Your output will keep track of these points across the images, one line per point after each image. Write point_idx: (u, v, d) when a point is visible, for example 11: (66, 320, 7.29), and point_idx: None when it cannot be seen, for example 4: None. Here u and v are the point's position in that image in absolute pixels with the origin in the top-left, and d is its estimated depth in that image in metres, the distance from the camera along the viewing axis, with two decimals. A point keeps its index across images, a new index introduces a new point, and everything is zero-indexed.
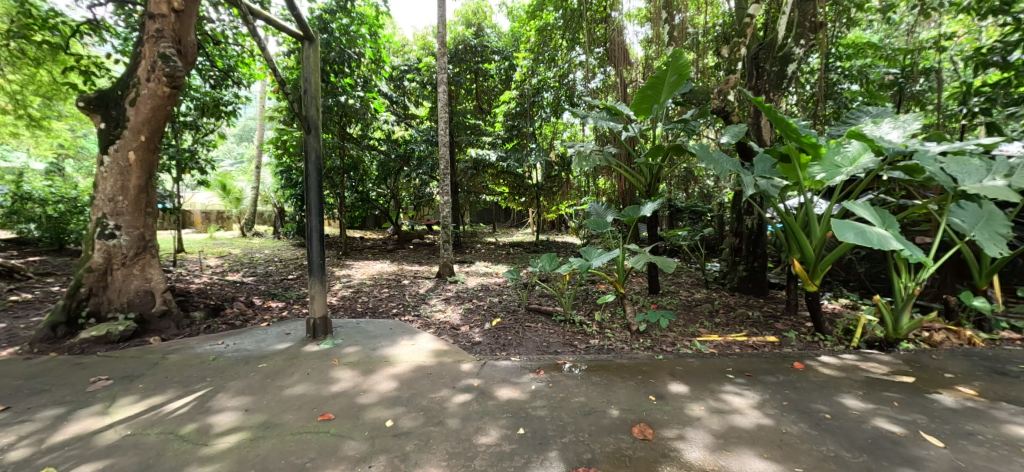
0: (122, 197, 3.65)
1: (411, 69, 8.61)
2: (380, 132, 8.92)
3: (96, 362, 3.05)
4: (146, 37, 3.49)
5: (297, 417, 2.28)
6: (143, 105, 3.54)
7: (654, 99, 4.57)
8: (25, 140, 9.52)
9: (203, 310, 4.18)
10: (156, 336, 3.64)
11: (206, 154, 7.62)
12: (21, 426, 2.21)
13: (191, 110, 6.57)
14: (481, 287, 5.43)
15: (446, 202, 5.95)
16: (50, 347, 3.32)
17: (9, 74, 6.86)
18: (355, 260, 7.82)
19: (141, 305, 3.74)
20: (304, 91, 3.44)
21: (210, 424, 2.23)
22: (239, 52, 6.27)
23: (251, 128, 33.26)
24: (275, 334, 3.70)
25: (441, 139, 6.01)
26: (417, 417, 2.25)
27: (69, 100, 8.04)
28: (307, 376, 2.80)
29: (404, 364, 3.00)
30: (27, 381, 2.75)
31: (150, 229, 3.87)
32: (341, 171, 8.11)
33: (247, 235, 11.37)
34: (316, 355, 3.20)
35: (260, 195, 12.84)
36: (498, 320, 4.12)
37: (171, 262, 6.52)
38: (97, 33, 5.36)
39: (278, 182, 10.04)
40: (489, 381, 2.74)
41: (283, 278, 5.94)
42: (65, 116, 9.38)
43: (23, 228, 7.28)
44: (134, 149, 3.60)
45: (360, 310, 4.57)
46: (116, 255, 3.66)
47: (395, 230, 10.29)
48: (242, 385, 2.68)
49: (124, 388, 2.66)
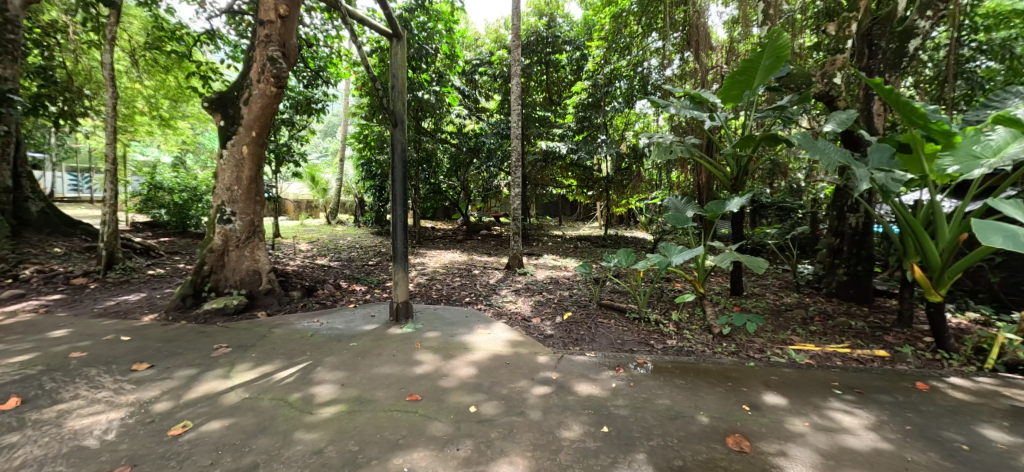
0: (237, 187, 4.11)
1: (483, 63, 8.80)
2: (452, 126, 9.24)
3: (217, 331, 3.49)
4: (257, 41, 3.89)
5: (387, 395, 2.43)
6: (255, 103, 3.93)
7: (746, 85, 4.21)
8: (158, 137, 11.13)
9: (300, 290, 4.59)
10: (262, 310, 4.07)
11: (300, 148, 8.34)
12: (163, 382, 2.59)
13: (288, 108, 7.23)
14: (550, 280, 5.41)
15: (516, 194, 6.00)
16: (181, 315, 3.84)
17: (146, 80, 8.06)
18: (428, 249, 8.20)
19: (250, 283, 4.20)
20: (392, 86, 3.64)
21: (312, 394, 2.45)
22: (330, 53, 6.80)
23: (335, 124, 36.44)
24: (362, 315, 3.99)
25: (514, 132, 6.03)
26: (499, 405, 2.29)
27: (191, 102, 9.23)
28: (394, 357, 2.98)
29: (481, 352, 3.08)
30: (165, 344, 3.20)
31: (259, 215, 4.32)
32: (416, 163, 8.51)
33: (332, 224, 12.42)
34: (400, 337, 3.39)
35: (343, 186, 13.91)
36: (570, 314, 4.09)
37: (271, 245, 7.27)
38: (214, 42, 6.06)
39: (359, 175, 10.76)
40: (567, 375, 2.71)
41: (364, 264, 6.39)
42: (189, 117, 10.82)
43: (155, 213, 8.58)
44: (247, 144, 4.02)
45: (436, 296, 4.76)
46: (232, 238, 4.15)
47: (464, 221, 10.60)
48: (337, 361, 2.91)
49: (240, 356, 3.00)
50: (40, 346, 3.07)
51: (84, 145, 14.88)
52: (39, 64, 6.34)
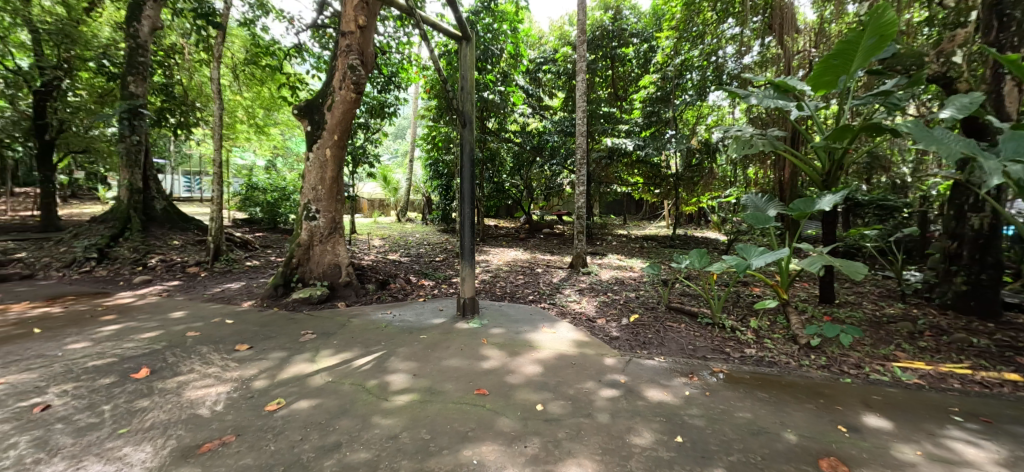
0: (321, 187, 4.48)
1: (547, 61, 8.70)
2: (516, 125, 9.35)
3: (303, 318, 3.83)
4: (340, 51, 4.20)
5: (456, 387, 2.51)
6: (337, 109, 4.25)
7: (842, 69, 3.76)
8: (255, 143, 12.48)
9: (375, 283, 4.90)
10: (342, 301, 4.40)
11: (374, 150, 8.90)
12: (261, 362, 2.89)
13: (364, 113, 7.76)
14: (615, 281, 5.27)
15: (581, 192, 5.91)
16: (274, 302, 4.27)
17: (245, 92, 9.08)
18: (492, 246, 8.38)
19: (331, 275, 4.56)
20: (461, 87, 3.75)
21: (387, 382, 2.60)
22: (401, 59, 7.18)
23: (405, 127, 38.44)
24: (431, 309, 4.17)
25: (579, 129, 5.94)
26: (566, 405, 2.27)
27: (281, 111, 10.24)
28: (461, 351, 3.07)
29: (547, 351, 3.08)
30: (261, 328, 3.58)
31: (339, 213, 4.67)
32: (481, 162, 8.73)
33: (402, 221, 13.11)
34: (467, 332, 3.49)
35: (412, 185, 14.61)
36: (637, 316, 3.95)
37: (349, 241, 7.86)
38: (301, 55, 6.64)
39: (427, 175, 11.23)
40: (636, 379, 2.62)
41: (432, 260, 6.67)
42: (280, 125, 12.01)
43: (252, 211, 9.62)
44: (329, 147, 4.36)
45: (500, 293, 4.84)
46: (316, 234, 4.53)
47: (526, 220, 10.67)
48: (408, 352, 3.06)
49: (324, 342, 3.27)
50: (164, 325, 3.57)
51: (196, 151, 17.09)
52: (163, 82, 7.38)
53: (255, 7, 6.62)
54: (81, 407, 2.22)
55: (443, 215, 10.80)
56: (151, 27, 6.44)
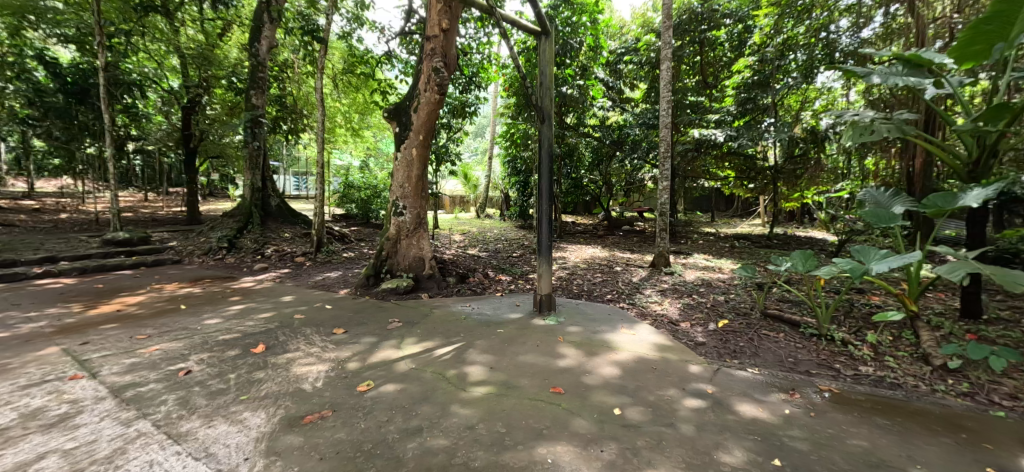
0: (407, 184, 4.76)
1: (628, 50, 8.18)
2: (595, 119, 9.14)
3: (391, 307, 4.12)
4: (425, 55, 4.42)
5: (531, 383, 2.51)
6: (422, 110, 4.47)
7: (1001, 32, 2.99)
8: (352, 145, 13.72)
9: (455, 277, 5.10)
10: (425, 292, 4.65)
11: (456, 148, 9.28)
12: (354, 346, 3.16)
13: (447, 113, 8.13)
14: (702, 282, 4.90)
15: (665, 187, 5.58)
16: (366, 291, 4.66)
17: (344, 99, 10.02)
18: (568, 243, 8.30)
19: (416, 268, 4.84)
20: (540, 83, 3.74)
21: (466, 373, 2.69)
22: (481, 58, 7.40)
23: (484, 125, 39.59)
24: (508, 304, 4.24)
25: (663, 121, 5.60)
26: (646, 412, 2.15)
27: (374, 115, 11.12)
28: (537, 347, 3.08)
29: (626, 353, 2.96)
30: (355, 314, 3.92)
31: (424, 209, 4.94)
32: (558, 158, 8.67)
33: (481, 217, 13.54)
34: (543, 329, 3.49)
35: (491, 182, 15.00)
36: (727, 322, 3.63)
37: (432, 235, 8.30)
38: (391, 62, 7.13)
39: (504, 172, 11.46)
40: (726, 391, 2.41)
41: (510, 255, 6.78)
42: (373, 128, 13.05)
43: (349, 207, 10.60)
44: (416, 147, 4.62)
45: (576, 291, 4.77)
46: (403, 229, 4.84)
47: (604, 216, 10.39)
48: (486, 345, 3.14)
49: (409, 330, 3.48)
50: (277, 307, 4.07)
51: (304, 154, 19.27)
52: (278, 94, 8.41)
53: (351, 21, 7.24)
54: (214, 374, 2.61)
55: (521, 212, 10.93)
56: (268, 45, 7.33)
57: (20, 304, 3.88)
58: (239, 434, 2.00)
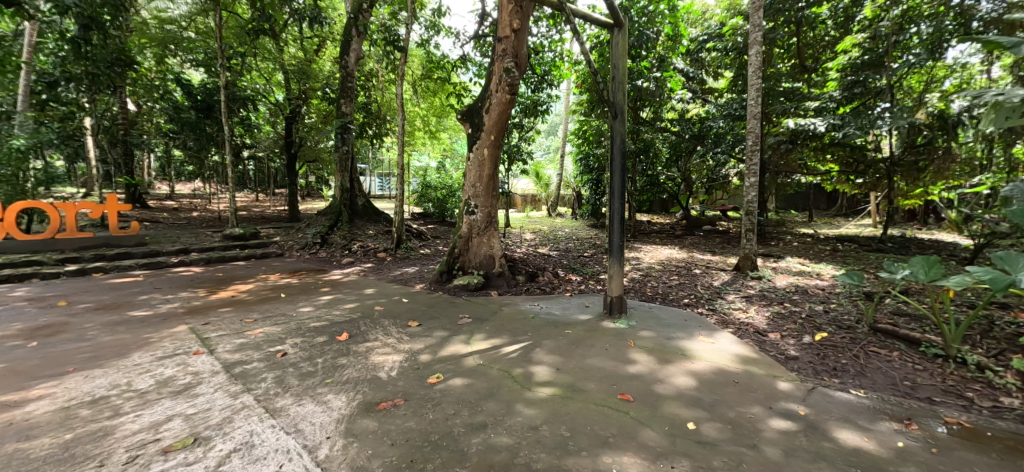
0: (479, 184, 4.88)
1: (712, 37, 7.42)
2: (673, 112, 8.62)
3: (462, 303, 4.26)
4: (497, 57, 4.50)
5: (598, 388, 2.43)
6: (494, 111, 4.55)
7: None
8: (430, 146, 14.46)
9: (524, 275, 5.13)
10: (495, 290, 4.74)
11: (527, 148, 9.33)
12: (427, 338, 3.31)
13: (519, 113, 8.22)
14: (796, 289, 4.39)
15: (752, 184, 5.09)
16: (440, 286, 4.87)
17: (423, 103, 10.60)
18: (643, 243, 7.95)
19: (487, 266, 4.95)
20: (612, 77, 3.61)
21: (531, 372, 2.68)
22: (553, 56, 7.36)
23: (557, 123, 39.39)
24: (577, 305, 4.16)
25: (751, 111, 5.09)
26: (724, 429, 1.97)
27: (450, 117, 11.60)
28: (606, 351, 2.97)
29: (703, 363, 2.74)
30: (428, 309, 4.11)
31: (495, 208, 5.04)
32: (633, 154, 8.33)
33: (553, 216, 13.50)
34: (612, 332, 3.37)
35: (563, 180, 14.86)
36: (825, 334, 3.21)
37: (504, 234, 8.45)
38: (466, 65, 7.36)
39: (576, 170, 11.27)
40: (822, 414, 2.12)
41: (580, 255, 6.67)
42: (449, 130, 13.62)
43: (427, 206, 11.19)
44: (487, 147, 4.72)
45: (650, 294, 4.55)
46: (475, 227, 4.98)
47: (683, 215, 9.78)
48: (553, 345, 3.11)
49: (478, 327, 3.57)
50: (361, 299, 4.41)
51: (387, 156, 20.73)
52: (365, 101, 9.12)
53: (429, 29, 7.62)
54: (306, 357, 2.90)
55: (593, 210, 10.71)
56: (356, 57, 7.94)
57: (162, 288, 4.65)
58: (324, 413, 2.19)
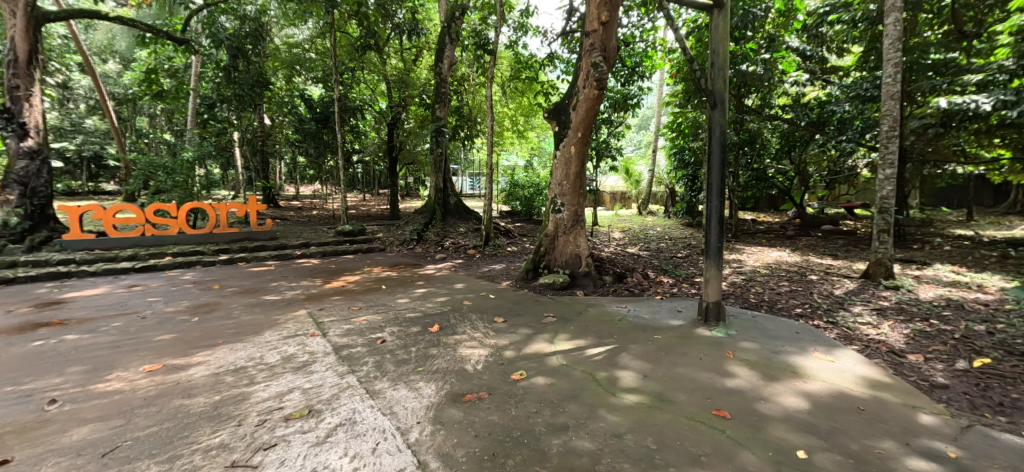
0: (566, 182, 4.84)
1: (836, 7, 6.40)
2: (786, 97, 7.64)
3: (547, 302, 4.26)
4: (584, 52, 4.41)
5: (690, 400, 2.24)
6: (581, 108, 4.47)
7: None
8: (518, 145, 14.74)
9: (611, 275, 4.96)
10: (581, 289, 4.66)
11: (616, 144, 9.01)
12: (511, 335, 3.37)
13: (608, 108, 7.96)
14: (951, 303, 3.61)
15: (889, 176, 4.28)
16: (526, 284, 4.93)
17: (512, 103, 10.84)
18: (747, 244, 7.20)
19: (573, 265, 4.88)
20: (711, 64, 3.31)
21: (616, 377, 2.58)
22: (645, 46, 7.00)
23: (649, 116, 37.44)
24: (668, 309, 3.90)
25: (888, 90, 4.28)
26: (845, 463, 1.68)
27: (538, 116, 11.69)
28: (700, 361, 2.74)
29: (819, 383, 2.38)
30: (513, 305, 4.18)
31: (582, 206, 4.95)
32: (736, 147, 7.57)
33: (643, 213, 12.88)
34: (708, 341, 3.09)
35: (655, 177, 14.09)
36: (992, 360, 2.58)
37: (591, 232, 8.28)
38: (553, 63, 7.34)
39: (670, 166, 10.60)
40: (986, 459, 1.70)
41: (673, 256, 6.26)
42: (537, 129, 13.73)
43: (514, 204, 11.43)
44: (574, 144, 4.65)
45: (754, 301, 4.09)
46: (561, 225, 4.94)
47: (798, 213, 8.64)
48: (641, 351, 2.95)
49: (562, 326, 3.53)
50: (451, 293, 4.66)
51: (478, 156, 21.60)
52: (457, 105, 9.63)
53: (517, 30, 7.74)
54: (401, 345, 3.15)
55: (688, 208, 9.99)
56: (449, 63, 8.32)
57: (289, 277, 5.41)
58: (415, 399, 2.34)
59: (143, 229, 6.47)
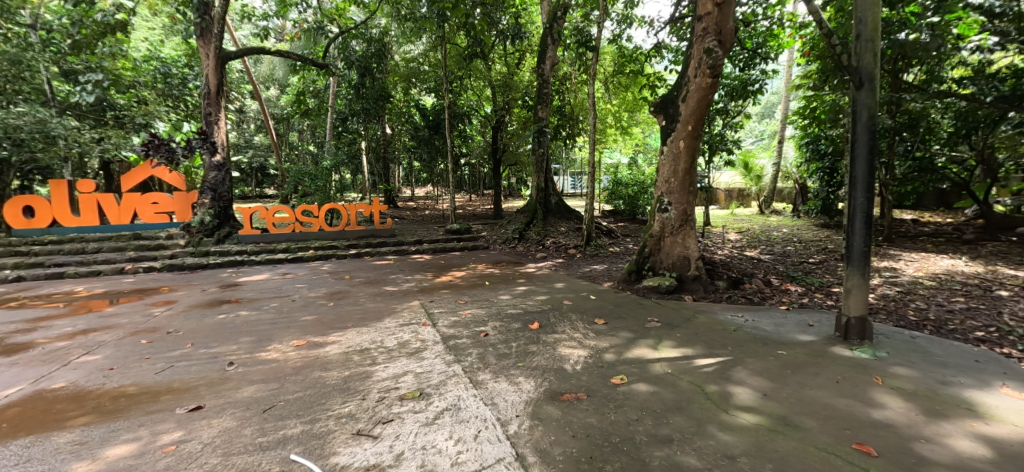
0: (674, 179, 4.53)
1: None
2: (967, 67, 6.14)
3: (651, 306, 4.04)
4: (695, 39, 4.11)
5: (821, 429, 1.93)
6: (692, 98, 4.16)
7: None
8: (621, 142, 14.24)
9: (726, 281, 4.50)
10: (689, 295, 4.32)
11: (732, 136, 8.19)
12: (611, 338, 3.27)
13: (723, 97, 7.26)
14: None
15: None
16: (628, 286, 4.73)
17: (614, 99, 10.53)
18: (907, 249, 5.95)
19: (681, 267, 4.55)
20: (857, 36, 2.83)
21: (730, 393, 2.33)
22: (770, 24, 6.27)
23: (774, 103, 33.16)
24: (796, 322, 3.41)
25: None
26: None
27: (642, 111, 11.16)
28: (835, 385, 2.34)
29: (1013, 428, 1.86)
30: (614, 308, 4.05)
31: (691, 204, 4.59)
32: (891, 132, 6.31)
33: (766, 213, 11.48)
34: (848, 361, 2.62)
35: (781, 171, 12.43)
36: None
37: (701, 233, 7.64)
38: (660, 54, 6.93)
39: (801, 158, 9.25)
40: None
41: (803, 261, 5.45)
42: (641, 124, 13.11)
43: (616, 203, 11.08)
44: (683, 139, 4.34)
45: (915, 319, 3.36)
46: (668, 225, 4.64)
47: (983, 212, 6.88)
48: (760, 366, 2.63)
49: (667, 332, 3.32)
50: (550, 292, 4.69)
51: (578, 155, 21.37)
52: (558, 105, 9.70)
53: (620, 23, 7.49)
54: (502, 340, 3.26)
55: (824, 206, 8.62)
56: (551, 64, 8.39)
57: (405, 271, 5.98)
58: (515, 393, 2.41)
59: (293, 227, 7.76)
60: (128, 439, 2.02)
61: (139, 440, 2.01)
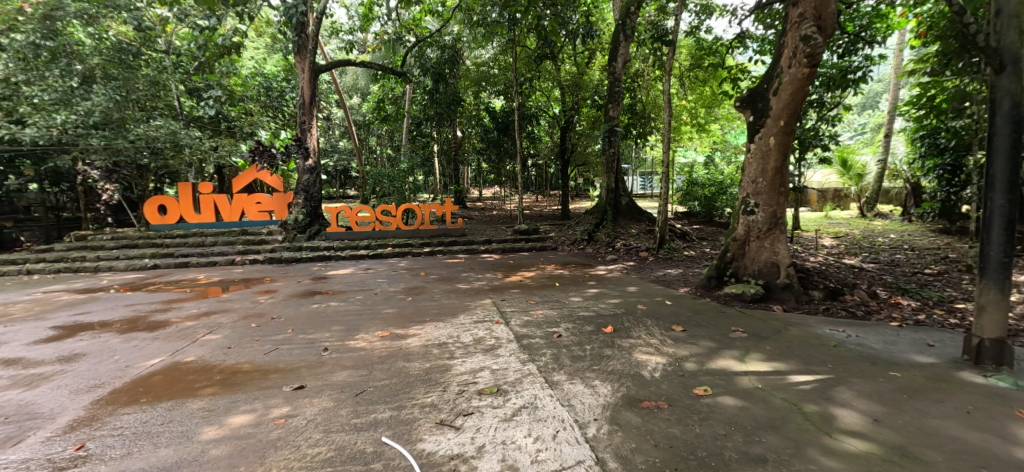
0: (761, 179, 4.21)
1: None
2: None
3: (734, 315, 3.79)
4: (790, 26, 3.81)
5: (951, 464, 1.68)
6: (784, 91, 3.85)
7: None
8: (696, 140, 13.49)
9: (822, 291, 4.09)
10: (778, 304, 3.98)
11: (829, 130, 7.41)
12: (691, 346, 3.11)
13: (818, 88, 6.61)
14: None
15: None
16: (707, 292, 4.48)
17: (690, 95, 10.00)
18: None
19: (768, 274, 4.21)
20: (997, 11, 2.45)
21: (834, 414, 2.11)
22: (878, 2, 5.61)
23: (878, 93, 29.35)
24: (912, 340, 3.00)
25: None
26: None
27: (722, 106, 10.47)
28: (967, 416, 2.02)
29: None
30: (692, 315, 3.86)
31: (782, 206, 4.22)
32: None
33: (868, 216, 10.22)
34: (983, 390, 2.26)
35: (888, 169, 10.99)
36: None
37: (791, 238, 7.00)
38: (744, 44, 6.47)
39: (914, 153, 8.13)
40: None
41: (918, 271, 4.78)
42: (720, 120, 12.31)
43: (691, 204, 10.51)
44: (774, 135, 4.01)
45: None
46: (754, 229, 4.32)
47: None
48: (869, 388, 2.35)
49: (754, 344, 3.09)
50: (622, 296, 4.57)
51: (648, 154, 20.56)
52: (630, 103, 9.44)
53: (699, 14, 7.10)
54: (576, 342, 3.25)
55: (944, 209, 7.50)
56: (623, 61, 8.19)
57: (475, 269, 6.17)
58: (591, 396, 2.39)
59: (373, 226, 8.33)
60: (247, 410, 2.31)
61: (255, 411, 2.29)
